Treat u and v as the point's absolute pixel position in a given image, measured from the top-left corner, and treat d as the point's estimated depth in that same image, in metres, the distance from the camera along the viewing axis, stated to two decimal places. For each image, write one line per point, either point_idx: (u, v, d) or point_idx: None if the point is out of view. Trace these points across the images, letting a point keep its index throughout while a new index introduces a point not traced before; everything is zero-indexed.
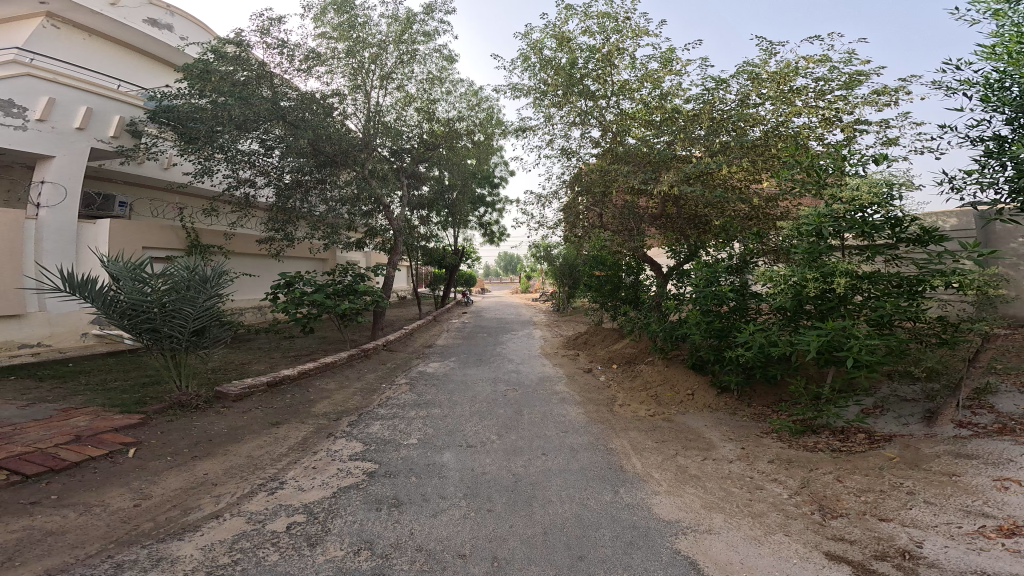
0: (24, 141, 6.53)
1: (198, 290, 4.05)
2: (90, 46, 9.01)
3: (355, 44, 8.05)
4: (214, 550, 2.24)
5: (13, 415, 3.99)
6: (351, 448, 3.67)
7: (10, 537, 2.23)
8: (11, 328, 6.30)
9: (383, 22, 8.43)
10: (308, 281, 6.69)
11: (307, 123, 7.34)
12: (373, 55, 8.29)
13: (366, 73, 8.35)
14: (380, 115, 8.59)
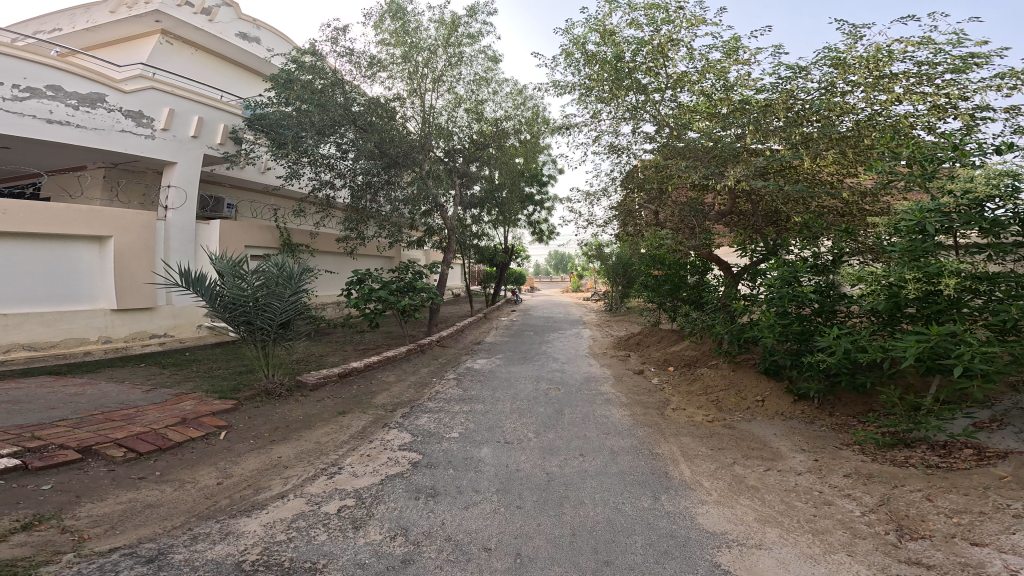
0: (151, 149, 7.28)
1: (285, 286, 4.29)
2: (196, 60, 9.87)
3: (411, 48, 8.30)
4: (274, 528, 2.37)
5: (137, 397, 4.48)
6: (401, 439, 3.78)
7: (116, 507, 2.47)
8: (145, 320, 7.10)
9: (432, 26, 8.61)
10: (377, 278, 6.99)
11: (374, 127, 7.87)
12: (425, 59, 8.50)
13: (420, 78, 8.56)
14: (433, 117, 8.77)
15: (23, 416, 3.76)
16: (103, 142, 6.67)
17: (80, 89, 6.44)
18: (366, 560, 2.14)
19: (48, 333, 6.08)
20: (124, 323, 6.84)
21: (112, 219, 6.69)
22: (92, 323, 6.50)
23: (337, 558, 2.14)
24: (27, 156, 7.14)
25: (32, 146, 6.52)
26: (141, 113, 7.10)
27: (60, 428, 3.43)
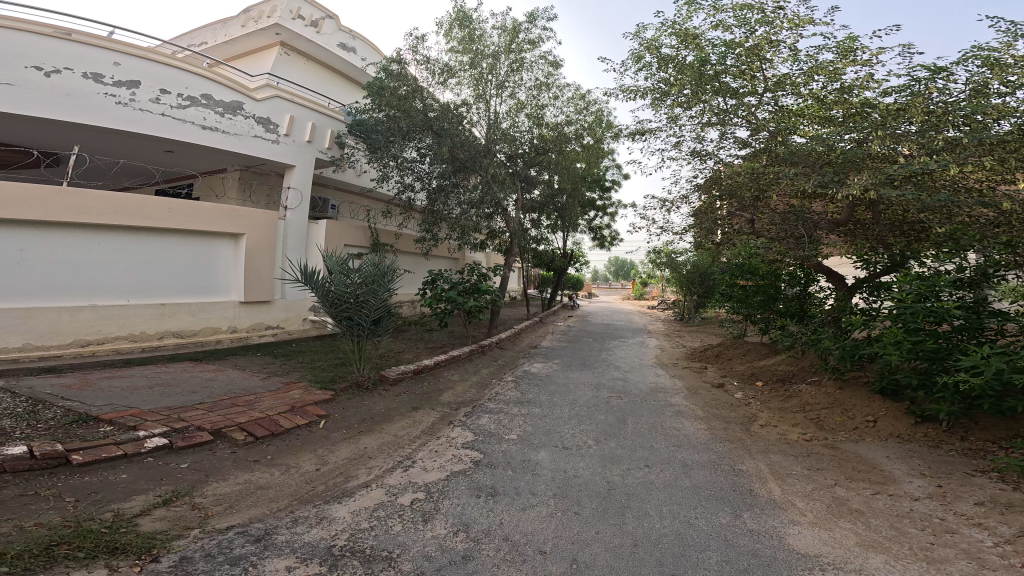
0: (275, 152, 8.30)
1: (380, 285, 4.75)
2: (306, 71, 10.66)
3: (476, 55, 8.53)
4: (360, 516, 2.52)
5: (256, 383, 5.02)
6: (465, 437, 3.85)
7: (234, 487, 2.76)
8: (263, 312, 8.16)
9: (495, 34, 8.74)
10: (448, 279, 7.28)
11: (448, 132, 8.27)
12: (489, 66, 8.64)
13: (485, 83, 8.72)
14: (498, 123, 8.94)
15: (165, 397, 4.33)
16: (240, 146, 7.80)
17: (225, 99, 7.59)
18: (434, 553, 2.22)
19: (192, 322, 7.20)
20: (248, 314, 7.92)
21: (243, 221, 7.69)
22: (223, 314, 7.58)
23: (410, 548, 2.24)
24: (181, 160, 8.40)
25: (188, 151, 7.73)
26: (268, 120, 8.18)
27: (196, 411, 3.90)
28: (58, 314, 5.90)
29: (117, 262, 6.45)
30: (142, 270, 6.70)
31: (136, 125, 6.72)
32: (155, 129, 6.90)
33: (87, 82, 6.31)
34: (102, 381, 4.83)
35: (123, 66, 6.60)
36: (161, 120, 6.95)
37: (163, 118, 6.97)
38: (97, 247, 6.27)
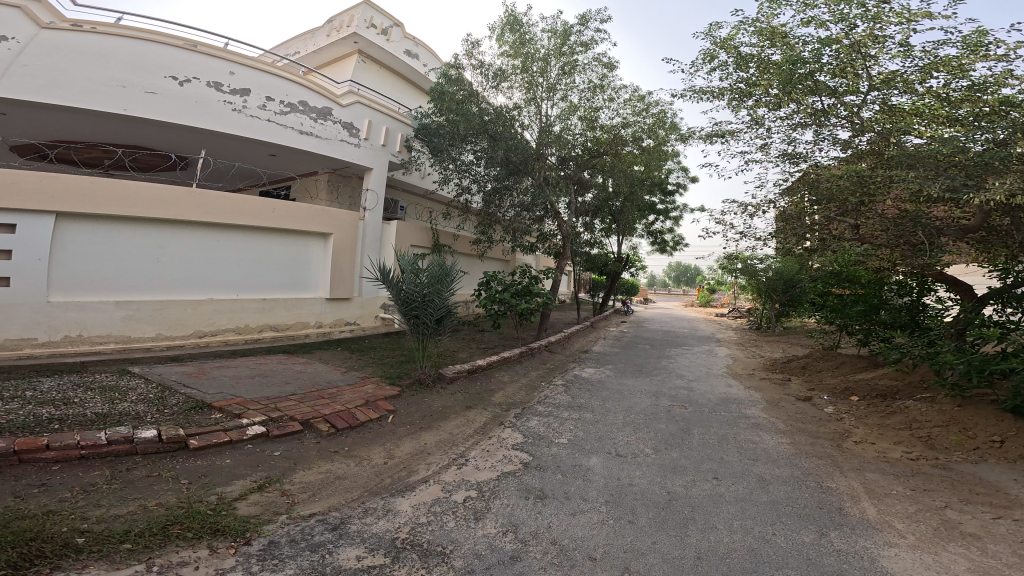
0: (357, 155, 8.82)
1: (442, 288, 5.74)
2: (377, 77, 11.10)
3: (526, 59, 8.65)
4: (419, 511, 2.81)
5: (337, 376, 5.92)
6: (515, 439, 4.09)
7: (320, 474, 3.34)
8: (345, 308, 8.92)
9: (544, 37, 8.80)
10: (500, 281, 7.68)
11: (502, 135, 8.57)
12: (540, 69, 8.74)
13: (537, 87, 8.83)
14: (550, 129, 8.94)
15: (267, 387, 5.21)
16: (329, 149, 8.37)
17: (318, 105, 8.19)
18: (483, 552, 2.37)
19: (287, 317, 8.02)
20: (331, 311, 8.66)
21: (329, 222, 8.42)
22: (312, 310, 8.36)
23: (462, 545, 2.42)
24: (280, 165, 9.16)
25: (286, 155, 8.43)
26: (353, 124, 8.72)
27: (289, 402, 4.71)
28: (182, 309, 6.83)
29: (225, 257, 7.31)
30: (245, 265, 7.54)
31: (245, 129, 7.42)
32: (261, 132, 7.58)
33: (208, 90, 7.05)
34: (214, 371, 5.71)
35: (237, 74, 7.31)
36: (268, 126, 7.63)
37: (268, 122, 7.65)
38: (210, 243, 7.15)
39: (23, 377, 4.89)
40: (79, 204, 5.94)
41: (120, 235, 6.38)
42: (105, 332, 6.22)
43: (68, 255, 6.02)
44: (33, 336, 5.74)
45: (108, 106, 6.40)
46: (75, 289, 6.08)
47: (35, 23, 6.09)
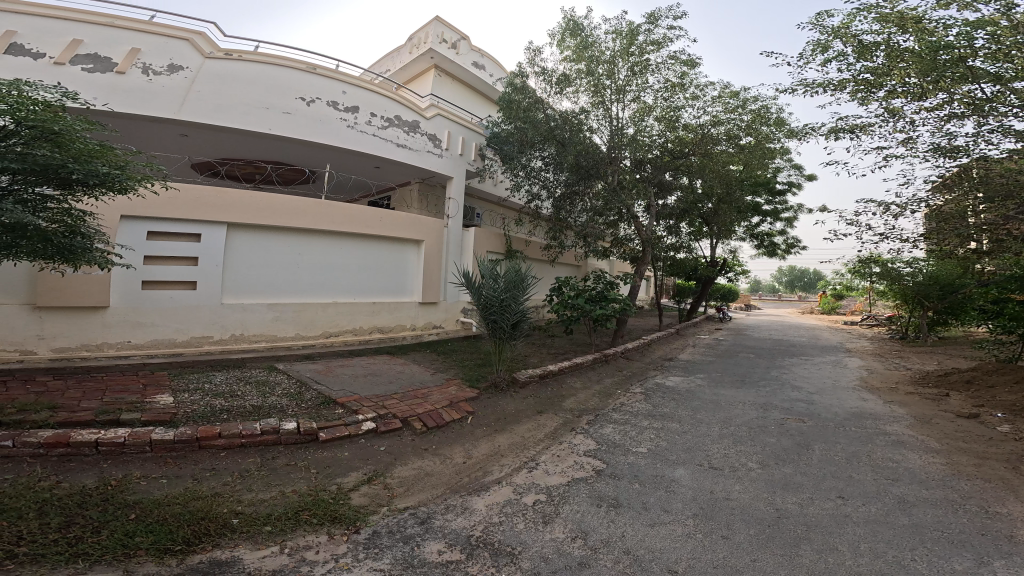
0: (440, 165, 9.22)
1: (519, 290, 6.05)
2: (451, 90, 11.51)
3: (589, 62, 8.60)
4: (494, 511, 3.49)
5: (422, 371, 6.49)
6: (587, 444, 4.63)
7: (411, 471, 4.06)
8: (436, 312, 9.34)
9: (609, 39, 8.74)
10: (573, 287, 7.93)
11: (571, 140, 8.68)
12: (606, 71, 8.64)
13: (605, 89, 8.75)
14: (623, 130, 8.97)
15: (377, 384, 5.77)
16: (420, 160, 8.83)
17: (409, 118, 8.67)
18: (550, 555, 2.80)
19: (391, 321, 8.52)
20: (424, 314, 9.07)
21: (422, 229, 8.86)
22: (411, 314, 8.84)
23: (528, 548, 2.90)
24: (383, 176, 9.75)
25: (389, 167, 8.97)
26: (436, 136, 9.14)
27: (392, 399, 5.28)
28: (314, 311, 7.54)
29: (347, 262, 7.98)
30: (362, 269, 8.17)
31: (356, 143, 7.96)
32: (368, 147, 8.11)
33: (327, 108, 7.67)
34: (338, 368, 6.34)
35: (348, 93, 7.89)
36: (374, 141, 8.17)
37: (374, 137, 8.19)
38: (335, 249, 7.85)
39: (202, 371, 5.77)
40: (241, 216, 6.78)
41: (270, 243, 7.20)
42: (257, 330, 7.02)
43: (233, 262, 6.88)
44: (209, 334, 6.63)
45: (254, 126, 7.13)
46: (237, 293, 6.93)
47: (200, 55, 6.89)
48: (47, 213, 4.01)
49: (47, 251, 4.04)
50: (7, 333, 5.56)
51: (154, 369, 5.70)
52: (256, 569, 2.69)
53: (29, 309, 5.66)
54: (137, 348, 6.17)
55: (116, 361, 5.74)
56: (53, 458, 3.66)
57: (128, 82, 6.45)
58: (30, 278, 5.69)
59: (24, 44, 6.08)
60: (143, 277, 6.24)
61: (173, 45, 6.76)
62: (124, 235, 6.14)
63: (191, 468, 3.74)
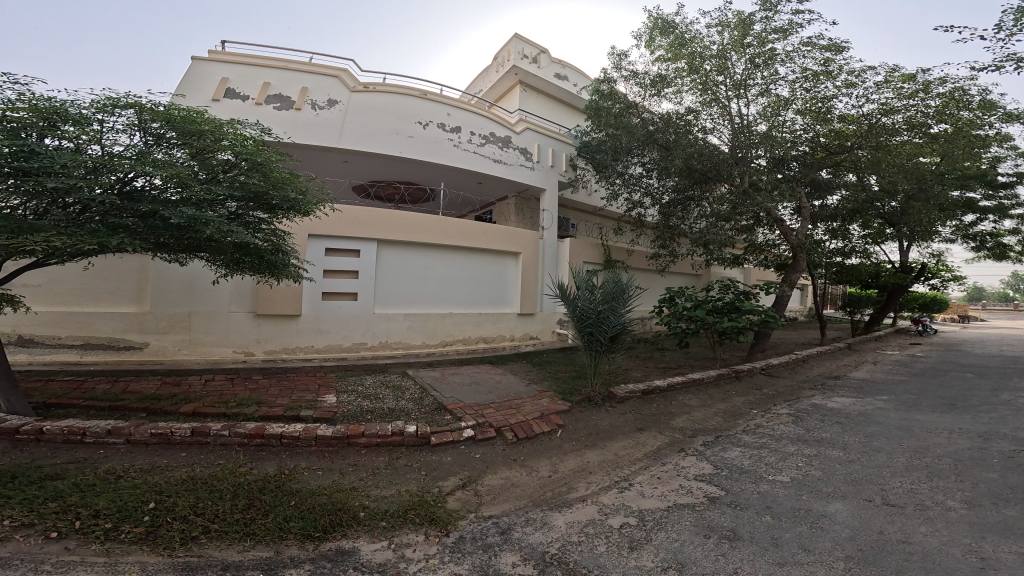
0: (532, 177, 9.38)
1: (620, 303, 5.84)
2: (538, 103, 11.69)
3: (689, 58, 8.04)
4: (573, 529, 3.41)
5: (516, 381, 6.57)
6: (700, 468, 4.30)
7: (498, 479, 4.11)
8: (535, 322, 9.44)
9: (715, 33, 8.21)
10: (689, 297, 7.55)
11: (676, 143, 8.19)
12: (717, 67, 8.04)
13: (715, 86, 8.15)
14: (749, 125, 8.32)
15: (480, 393, 5.97)
16: (514, 173, 9.08)
17: (502, 134, 8.97)
18: None
19: (493, 331, 8.78)
20: (521, 324, 9.21)
21: (522, 240, 9.05)
22: (512, 324, 9.04)
23: (606, 572, 2.81)
24: (485, 191, 10.17)
25: (489, 182, 9.33)
26: (527, 149, 9.36)
27: (490, 409, 5.41)
28: (439, 321, 8.05)
29: (463, 273, 8.43)
30: (473, 280, 8.57)
31: (462, 161, 8.38)
32: (471, 164, 8.50)
33: (439, 131, 8.16)
34: (453, 375, 6.69)
35: (452, 115, 8.33)
36: (476, 158, 8.56)
37: (475, 154, 8.57)
38: (454, 261, 8.32)
39: (357, 373, 6.44)
40: (389, 234, 7.48)
41: (410, 257, 7.84)
42: (397, 338, 7.65)
43: (383, 275, 7.60)
44: (363, 340, 7.40)
45: (387, 150, 7.69)
46: (385, 303, 7.64)
47: (348, 89, 7.63)
48: (263, 232, 4.77)
49: (260, 264, 4.93)
50: (235, 337, 6.75)
51: (326, 370, 6.51)
52: (366, 562, 3.00)
53: (251, 316, 6.81)
54: (317, 352, 7.07)
55: (302, 363, 6.64)
56: (250, 445, 4.42)
57: (303, 117, 7.29)
58: (249, 289, 6.82)
59: (235, 89, 7.10)
60: (323, 289, 7.14)
61: (328, 82, 7.53)
62: (311, 252, 7.07)
63: (337, 463, 4.24)
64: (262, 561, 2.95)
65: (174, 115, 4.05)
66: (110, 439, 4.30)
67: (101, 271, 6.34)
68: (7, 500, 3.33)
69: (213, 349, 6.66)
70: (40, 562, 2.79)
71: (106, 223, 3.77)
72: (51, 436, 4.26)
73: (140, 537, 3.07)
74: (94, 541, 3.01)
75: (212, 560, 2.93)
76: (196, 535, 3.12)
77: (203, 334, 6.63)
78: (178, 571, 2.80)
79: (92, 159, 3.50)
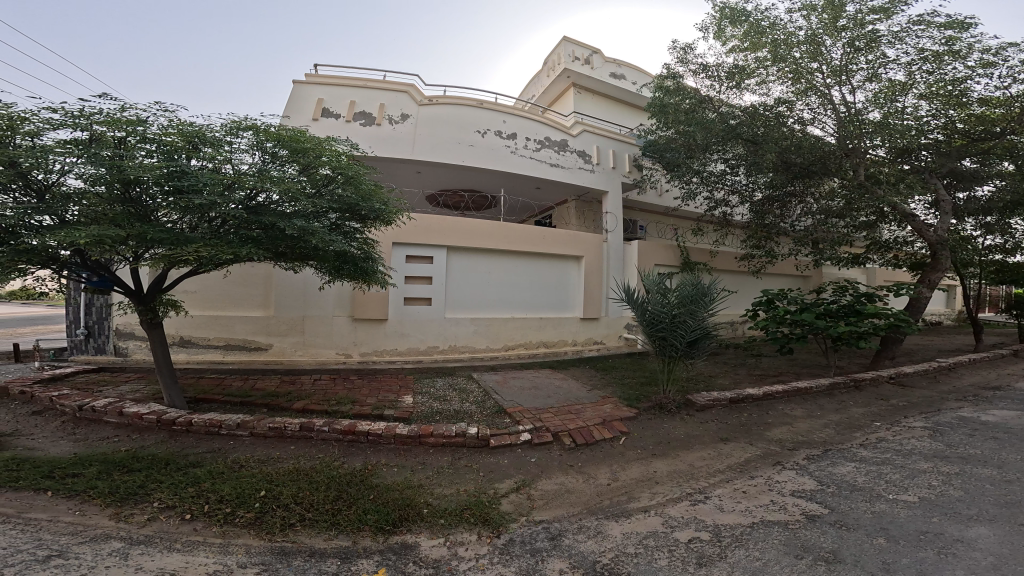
0: (593, 180, 9.27)
1: (699, 305, 5.41)
2: (594, 104, 11.54)
3: (772, 46, 7.43)
4: (630, 539, 3.27)
5: (582, 387, 6.41)
6: (801, 484, 3.91)
7: (553, 485, 4.04)
8: (599, 328, 9.21)
9: (801, 18, 7.56)
10: (792, 299, 6.69)
11: (764, 137, 7.57)
12: (809, 53, 7.36)
13: (809, 73, 7.47)
14: (858, 113, 7.42)
15: (538, 397, 5.90)
16: (573, 176, 9.03)
17: (558, 138, 8.95)
18: None
19: (556, 337, 8.68)
20: (585, 329, 9.02)
21: (585, 244, 8.91)
22: (574, 329, 8.89)
23: None
24: (544, 195, 10.23)
25: (548, 186, 9.34)
26: (585, 152, 9.27)
27: (549, 413, 5.33)
28: (502, 326, 8.15)
29: (526, 278, 8.48)
30: (536, 285, 8.59)
31: (520, 167, 8.49)
32: (530, 169, 8.57)
33: (495, 138, 8.32)
34: (512, 379, 6.71)
35: (508, 122, 8.44)
36: (535, 164, 8.63)
37: (533, 159, 8.63)
38: (518, 267, 8.40)
39: (430, 375, 6.68)
40: (460, 242, 7.71)
41: (477, 263, 8.04)
42: (464, 342, 7.84)
43: (453, 281, 7.85)
44: (435, 344, 7.64)
45: (451, 159, 7.95)
46: (454, 308, 7.87)
47: (416, 102, 7.85)
48: (356, 241, 4.80)
49: (357, 272, 4.91)
50: (338, 340, 7.12)
51: (406, 373, 6.78)
52: (423, 557, 3.09)
53: (351, 320, 7.17)
54: (399, 354, 7.38)
55: (389, 366, 6.96)
56: (344, 441, 4.72)
57: (384, 132, 7.60)
58: (349, 295, 7.19)
59: (330, 109, 7.45)
60: (404, 294, 7.47)
61: (399, 96, 7.77)
62: (394, 259, 7.42)
63: (411, 460, 4.41)
64: (341, 550, 3.17)
65: (280, 134, 4.12)
66: (237, 432, 4.80)
67: (239, 277, 6.92)
68: (159, 483, 3.85)
69: (321, 351, 7.06)
70: (174, 540, 3.20)
71: (240, 234, 4.04)
72: (197, 427, 4.81)
73: (251, 522, 3.42)
74: (215, 523, 3.41)
75: (303, 546, 3.19)
76: (292, 523, 3.42)
77: (314, 336, 7.05)
78: (274, 554, 3.09)
79: (225, 178, 3.68)
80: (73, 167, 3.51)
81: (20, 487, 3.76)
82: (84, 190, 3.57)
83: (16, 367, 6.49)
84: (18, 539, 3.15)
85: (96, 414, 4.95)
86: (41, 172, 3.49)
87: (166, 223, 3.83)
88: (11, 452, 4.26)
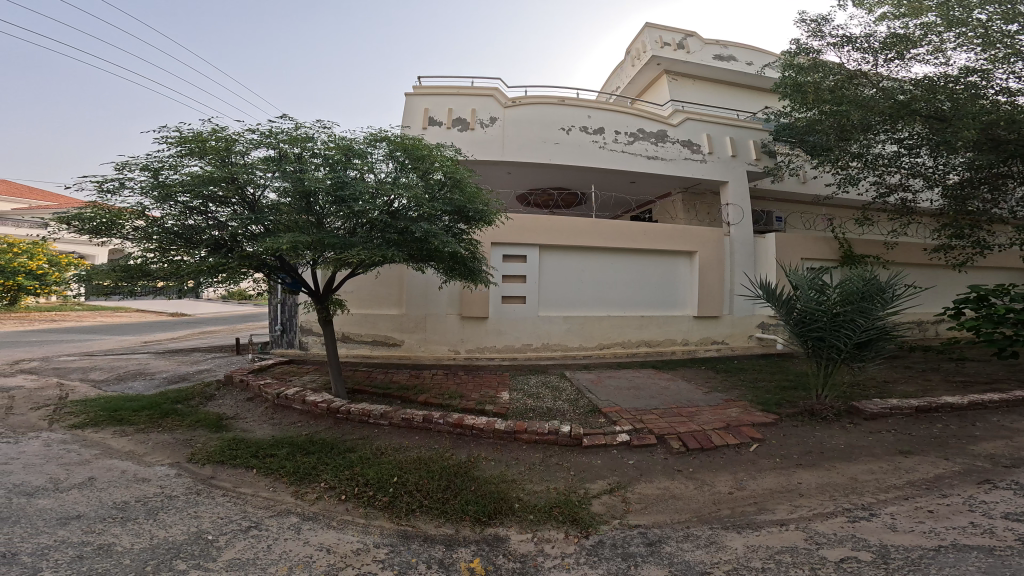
0: (707, 171, 8.85)
1: (874, 303, 4.44)
2: (697, 90, 11.00)
3: (943, 9, 6.31)
4: (756, 553, 2.75)
5: (699, 390, 5.75)
6: (1019, 506, 2.89)
7: (656, 491, 3.64)
8: (714, 327, 8.53)
9: None
10: (1018, 296, 5.15)
11: (955, 111, 6.26)
12: (1005, 12, 5.99)
13: (1007, 37, 6.06)
14: None
15: (644, 398, 5.49)
16: (676, 167, 8.71)
17: (654, 129, 8.72)
18: None
19: (659, 334, 8.26)
20: (699, 329, 8.45)
21: (696, 238, 8.37)
22: (683, 328, 8.37)
23: None
24: (642, 190, 9.98)
25: (644, 179, 9.14)
26: (691, 141, 8.87)
27: (653, 415, 4.93)
28: (597, 326, 7.99)
29: (625, 277, 8.21)
30: (636, 284, 8.28)
31: (610, 162, 8.45)
32: (621, 163, 8.49)
33: (581, 134, 8.39)
34: (608, 378, 6.43)
35: (593, 116, 8.46)
36: (629, 158, 8.53)
37: (623, 153, 8.52)
38: (615, 265, 8.18)
39: (524, 374, 6.77)
40: (554, 241, 7.75)
41: (573, 262, 8.02)
42: (557, 340, 7.88)
43: (546, 281, 7.92)
44: (530, 343, 7.78)
45: (538, 158, 8.23)
46: (547, 306, 7.93)
47: (501, 105, 8.28)
48: (464, 242, 5.24)
49: (466, 272, 5.40)
50: (450, 336, 7.65)
51: (500, 370, 7.04)
52: (512, 551, 3.00)
53: (460, 318, 7.64)
54: (498, 352, 7.67)
55: (490, 364, 7.29)
56: (454, 433, 4.94)
57: (478, 135, 8.17)
58: (457, 294, 7.67)
59: (433, 116, 8.13)
60: (502, 292, 7.74)
61: (485, 101, 8.28)
62: (492, 259, 7.69)
63: (506, 455, 4.44)
64: (445, 537, 3.22)
65: (405, 143, 4.79)
66: (380, 421, 5.34)
67: (385, 278, 7.75)
68: (325, 467, 4.33)
69: (438, 347, 7.65)
70: (332, 519, 3.48)
71: (383, 239, 4.67)
72: (353, 416, 5.48)
73: (386, 506, 3.66)
74: (361, 505, 3.70)
75: (420, 531, 3.30)
76: (413, 509, 3.57)
77: (432, 333, 7.65)
78: (397, 537, 3.23)
79: (372, 187, 4.38)
80: (271, 182, 4.49)
81: (236, 464, 4.49)
82: (278, 202, 4.59)
83: (239, 360, 8.37)
84: (231, 510, 3.63)
85: (286, 401, 6.04)
86: (254, 188, 4.55)
87: (332, 228, 4.68)
88: (232, 433, 5.36)
